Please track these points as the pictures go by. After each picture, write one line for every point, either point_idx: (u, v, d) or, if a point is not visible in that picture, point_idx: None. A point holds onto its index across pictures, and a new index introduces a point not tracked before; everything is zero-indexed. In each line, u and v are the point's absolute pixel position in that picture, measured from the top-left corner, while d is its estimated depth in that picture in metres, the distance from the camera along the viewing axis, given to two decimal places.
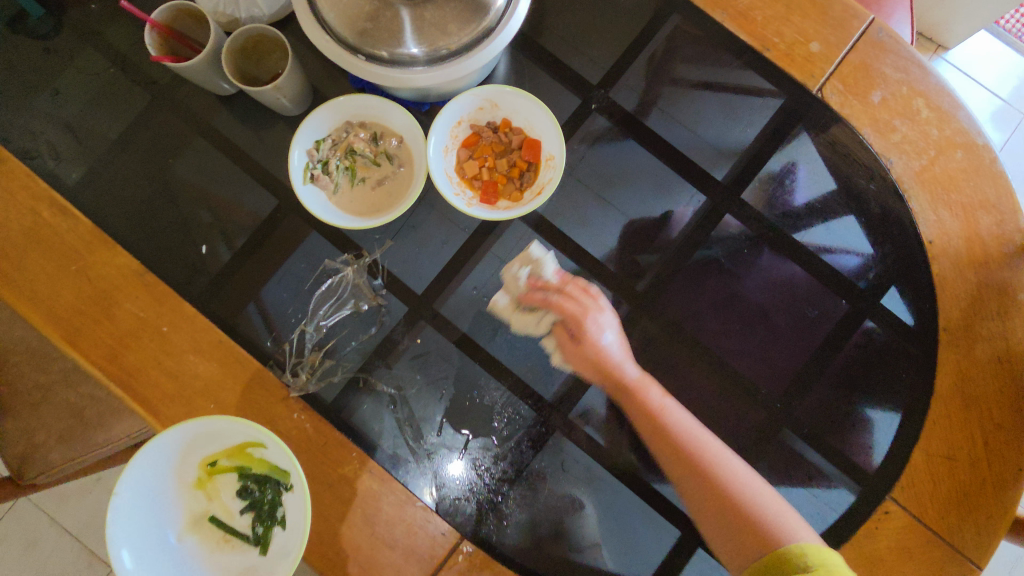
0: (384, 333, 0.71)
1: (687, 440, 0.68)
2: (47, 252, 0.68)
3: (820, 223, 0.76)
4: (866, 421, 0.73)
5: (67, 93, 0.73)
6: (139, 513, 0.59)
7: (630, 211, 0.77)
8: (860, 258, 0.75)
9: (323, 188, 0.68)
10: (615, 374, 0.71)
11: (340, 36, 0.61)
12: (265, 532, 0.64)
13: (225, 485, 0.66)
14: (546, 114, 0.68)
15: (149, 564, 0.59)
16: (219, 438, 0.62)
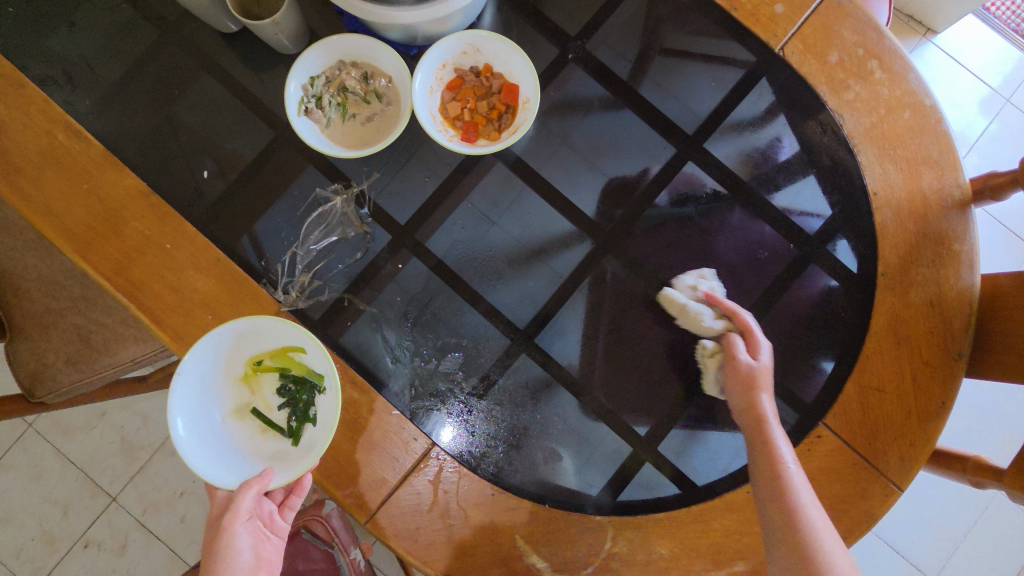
0: (369, 258, 0.77)
1: (796, 503, 0.65)
2: (62, 171, 0.74)
3: (789, 187, 0.80)
4: (816, 369, 0.78)
5: (82, 25, 0.78)
6: (197, 392, 0.71)
7: (605, 154, 0.81)
8: (820, 220, 0.79)
9: (316, 121, 0.74)
10: (760, 427, 0.70)
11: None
12: (298, 426, 0.73)
13: (268, 382, 0.76)
14: (524, 59, 0.73)
15: (203, 435, 0.70)
16: (269, 337, 0.72)
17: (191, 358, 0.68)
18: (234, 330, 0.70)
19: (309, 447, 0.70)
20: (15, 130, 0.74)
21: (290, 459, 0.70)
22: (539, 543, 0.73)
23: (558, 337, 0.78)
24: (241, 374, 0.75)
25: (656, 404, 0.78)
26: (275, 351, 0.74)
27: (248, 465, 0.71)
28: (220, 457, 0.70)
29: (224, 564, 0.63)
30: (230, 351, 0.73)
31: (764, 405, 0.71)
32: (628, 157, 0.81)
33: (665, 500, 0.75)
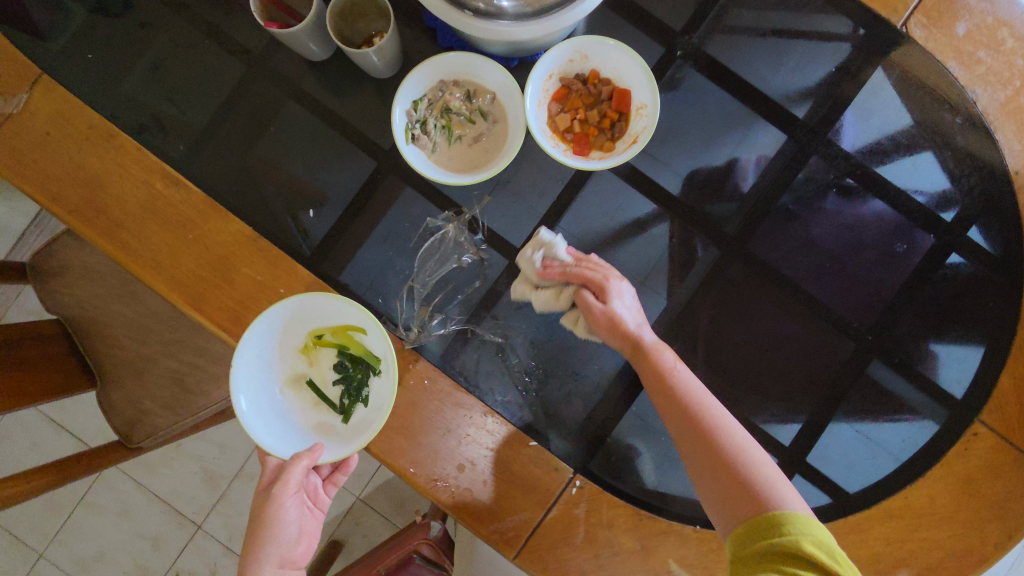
0: (488, 285, 0.75)
1: (707, 417, 0.66)
2: (166, 223, 0.71)
3: (907, 158, 0.76)
4: (933, 356, 0.75)
5: (167, 67, 0.75)
6: (259, 363, 0.69)
7: (718, 148, 0.77)
8: (938, 193, 0.75)
9: (423, 148, 0.71)
10: (645, 355, 0.68)
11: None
12: (350, 405, 0.72)
13: (326, 356, 0.74)
14: (638, 62, 0.68)
15: (260, 403, 0.69)
16: (333, 314, 0.70)
17: (257, 328, 0.66)
18: (298, 305, 0.67)
19: (360, 430, 0.68)
20: (114, 183, 0.71)
21: (339, 440, 0.69)
22: (693, 564, 0.71)
23: (690, 351, 0.76)
24: (302, 345, 0.73)
25: (798, 410, 0.75)
26: (337, 327, 0.72)
27: (300, 439, 0.70)
28: (274, 426, 0.69)
29: (273, 529, 0.66)
30: (293, 324, 0.70)
31: (646, 335, 0.69)
32: (737, 154, 0.77)
33: (818, 509, 0.73)
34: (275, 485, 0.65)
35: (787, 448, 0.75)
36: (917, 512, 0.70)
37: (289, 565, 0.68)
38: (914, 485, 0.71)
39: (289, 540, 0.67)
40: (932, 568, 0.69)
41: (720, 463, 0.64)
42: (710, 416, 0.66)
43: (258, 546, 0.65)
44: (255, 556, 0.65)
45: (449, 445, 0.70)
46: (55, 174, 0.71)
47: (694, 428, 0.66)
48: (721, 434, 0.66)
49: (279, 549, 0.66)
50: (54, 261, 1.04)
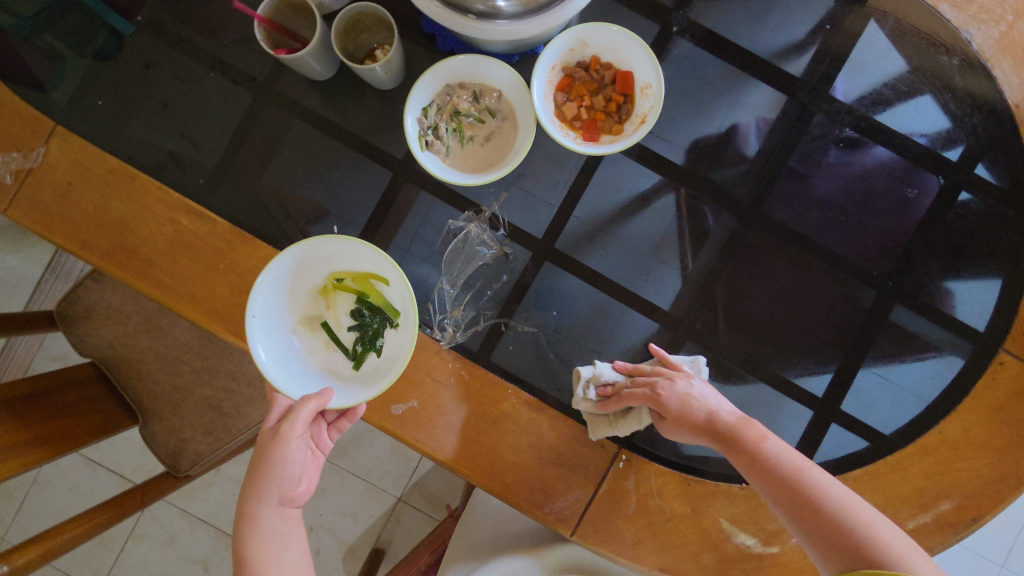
0: (515, 278, 0.77)
1: (811, 488, 0.65)
2: (195, 256, 0.73)
3: (906, 104, 0.77)
4: (949, 295, 0.77)
5: (175, 104, 0.76)
6: (276, 296, 0.71)
7: (721, 117, 0.79)
8: (939, 133, 0.77)
9: (437, 153, 0.72)
10: (727, 435, 0.69)
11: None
12: (362, 353, 0.74)
13: (343, 301, 0.76)
14: (638, 44, 0.69)
15: (276, 339, 0.71)
16: (356, 260, 0.72)
17: (279, 261, 0.68)
18: (323, 244, 0.69)
19: (373, 377, 0.70)
20: (140, 224, 0.73)
21: (350, 387, 0.70)
22: (743, 521, 0.73)
23: (718, 318, 0.78)
24: (321, 286, 0.74)
25: (827, 361, 0.78)
26: (358, 274, 0.74)
27: (311, 379, 0.72)
28: (287, 363, 0.71)
29: (277, 467, 0.67)
30: (313, 263, 0.72)
31: (723, 418, 0.70)
32: (741, 120, 0.79)
33: (857, 454, 0.76)
34: (283, 424, 0.66)
35: (820, 398, 0.78)
36: (952, 445, 0.73)
37: (289, 503, 0.70)
38: (946, 419, 0.74)
39: (290, 480, 0.69)
40: (973, 496, 0.72)
41: (830, 531, 0.63)
42: (813, 485, 0.65)
43: (262, 481, 0.67)
44: (259, 490, 0.67)
45: (497, 435, 0.72)
46: (82, 222, 0.72)
47: (794, 496, 0.65)
48: (828, 502, 0.64)
49: (281, 487, 0.68)
50: (79, 305, 1.05)
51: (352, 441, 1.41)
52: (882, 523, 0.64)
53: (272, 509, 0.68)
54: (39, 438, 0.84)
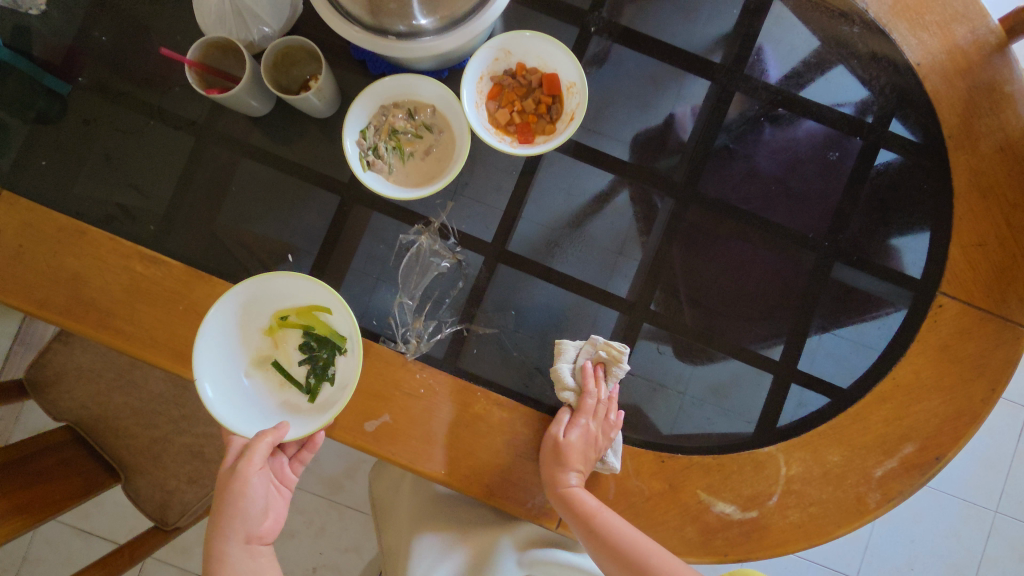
0: (471, 283, 0.79)
1: (628, 556, 0.70)
2: (154, 301, 0.74)
3: (820, 77, 0.82)
4: (896, 252, 0.81)
5: (118, 155, 0.77)
6: (222, 343, 0.72)
7: (650, 106, 0.83)
8: (858, 102, 0.82)
9: (380, 172, 0.75)
10: (568, 498, 0.71)
11: (356, 16, 0.66)
12: (316, 384, 0.76)
13: (291, 337, 0.77)
14: (558, 47, 0.73)
15: (228, 384, 0.72)
16: (298, 294, 0.74)
17: (224, 305, 0.70)
18: (264, 283, 0.71)
19: (327, 405, 0.72)
20: (95, 277, 0.74)
21: (306, 417, 0.72)
22: (720, 489, 0.75)
23: (672, 298, 0.80)
24: (267, 326, 0.76)
25: (780, 325, 0.81)
26: (302, 309, 0.76)
27: (267, 418, 0.73)
28: (242, 407, 0.72)
29: (240, 505, 0.69)
30: (256, 305, 0.74)
31: (572, 481, 0.72)
32: (676, 110, 0.82)
33: (819, 412, 0.79)
34: (240, 461, 0.67)
35: (779, 363, 0.80)
36: (906, 389, 0.77)
37: (257, 540, 0.72)
38: (898, 363, 0.77)
39: (255, 516, 0.70)
40: (932, 435, 0.76)
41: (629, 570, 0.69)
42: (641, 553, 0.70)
43: (226, 522, 0.69)
44: (223, 530, 0.69)
45: (471, 438, 0.74)
46: (39, 280, 0.73)
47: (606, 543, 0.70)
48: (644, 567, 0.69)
49: (245, 525, 0.70)
50: (48, 370, 1.04)
51: (345, 474, 1.40)
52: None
53: (239, 546, 0.70)
54: (14, 506, 0.83)
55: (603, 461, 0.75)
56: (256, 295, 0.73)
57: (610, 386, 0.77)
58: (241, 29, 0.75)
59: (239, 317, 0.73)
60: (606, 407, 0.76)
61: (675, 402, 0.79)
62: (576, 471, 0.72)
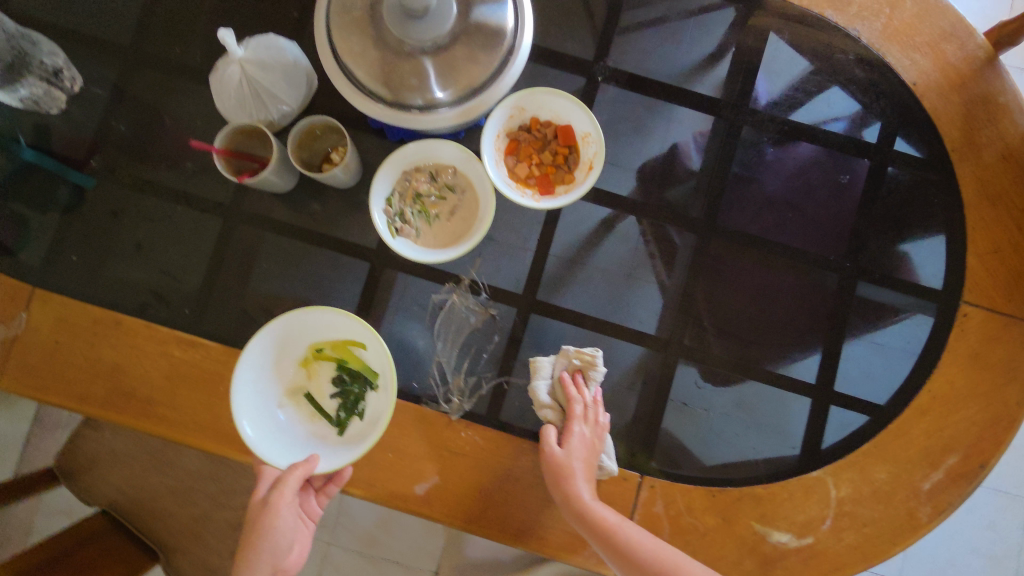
0: (507, 336, 0.80)
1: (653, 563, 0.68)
2: (195, 385, 0.74)
3: (820, 104, 0.85)
4: (913, 266, 0.83)
5: (148, 243, 0.79)
6: (259, 372, 0.73)
7: (656, 141, 0.85)
8: (847, 119, 0.85)
9: (409, 237, 0.76)
10: (581, 511, 0.70)
11: (376, 92, 0.66)
12: (346, 419, 0.75)
13: (324, 370, 0.78)
14: (571, 100, 0.75)
15: (263, 413, 0.72)
16: (334, 328, 0.75)
17: (264, 334, 0.71)
18: (302, 315, 0.72)
19: (358, 440, 0.72)
20: (134, 366, 0.74)
21: (335, 450, 0.72)
22: (774, 519, 0.76)
23: (702, 330, 0.82)
24: (302, 357, 0.77)
25: (812, 348, 0.82)
26: (338, 342, 0.77)
27: (296, 449, 0.73)
28: (274, 436, 0.72)
29: (269, 541, 0.69)
30: (293, 337, 0.75)
31: (583, 491, 0.71)
32: (679, 140, 0.85)
33: (860, 431, 0.80)
34: (272, 494, 0.68)
35: (816, 386, 0.82)
36: (942, 401, 0.78)
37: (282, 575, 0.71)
38: (931, 375, 0.79)
39: (282, 551, 0.70)
40: (973, 444, 0.77)
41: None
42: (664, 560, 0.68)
43: (254, 557, 0.68)
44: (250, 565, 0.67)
45: (522, 490, 0.75)
46: (78, 375, 0.73)
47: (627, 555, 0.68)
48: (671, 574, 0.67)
49: (273, 560, 0.69)
50: (79, 456, 1.04)
51: (380, 528, 1.39)
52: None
53: None
54: None
55: (603, 468, 0.75)
56: (294, 326, 0.74)
57: (593, 390, 0.78)
58: (260, 108, 0.76)
59: (275, 347, 0.74)
60: (595, 410, 0.77)
61: (718, 433, 0.80)
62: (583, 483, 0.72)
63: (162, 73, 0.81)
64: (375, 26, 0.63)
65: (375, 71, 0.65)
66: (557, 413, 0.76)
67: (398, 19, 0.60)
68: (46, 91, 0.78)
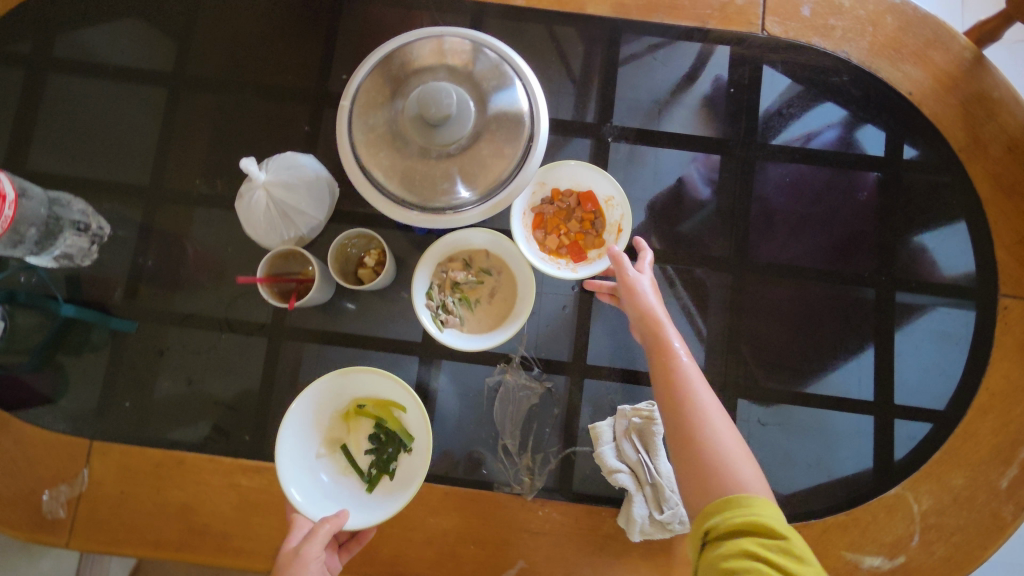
0: (565, 405, 0.80)
1: (702, 406, 0.63)
2: (265, 512, 0.73)
3: (818, 120, 0.87)
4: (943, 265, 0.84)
5: (196, 375, 0.79)
6: (303, 422, 0.71)
7: (664, 179, 0.87)
8: (839, 124, 0.87)
9: (455, 326, 0.77)
10: (654, 335, 0.68)
11: (409, 200, 0.67)
12: (377, 477, 0.73)
13: (365, 426, 0.76)
14: (590, 168, 0.79)
15: (302, 462, 0.71)
16: (378, 389, 0.73)
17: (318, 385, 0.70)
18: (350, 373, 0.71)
19: (388, 501, 0.69)
20: (203, 502, 0.74)
21: (365, 507, 0.69)
22: (861, 543, 0.76)
23: (752, 366, 0.83)
24: (344, 412, 0.75)
25: (863, 364, 0.83)
26: (380, 401, 0.75)
27: (326, 500, 0.70)
28: (309, 486, 0.70)
29: None
30: (339, 392, 0.73)
31: (663, 321, 0.69)
32: (683, 172, 0.87)
33: (927, 439, 0.80)
34: (302, 542, 0.63)
35: (874, 402, 0.83)
36: (1002, 396, 0.78)
37: None
38: (985, 373, 0.80)
39: None
40: None
41: (695, 416, 0.62)
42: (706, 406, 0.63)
43: None
44: None
45: (609, 559, 0.75)
46: (150, 522, 0.73)
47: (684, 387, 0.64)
48: (709, 423, 0.62)
49: None
50: None
51: None
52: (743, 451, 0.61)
53: None
54: None
55: (682, 520, 0.74)
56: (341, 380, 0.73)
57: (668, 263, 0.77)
58: (290, 227, 0.77)
59: (320, 398, 0.73)
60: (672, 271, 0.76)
61: (788, 465, 0.80)
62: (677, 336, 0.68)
63: (185, 205, 0.82)
64: (401, 139, 0.65)
65: (405, 180, 0.66)
66: (634, 449, 0.76)
67: (422, 130, 0.61)
68: (82, 246, 0.80)
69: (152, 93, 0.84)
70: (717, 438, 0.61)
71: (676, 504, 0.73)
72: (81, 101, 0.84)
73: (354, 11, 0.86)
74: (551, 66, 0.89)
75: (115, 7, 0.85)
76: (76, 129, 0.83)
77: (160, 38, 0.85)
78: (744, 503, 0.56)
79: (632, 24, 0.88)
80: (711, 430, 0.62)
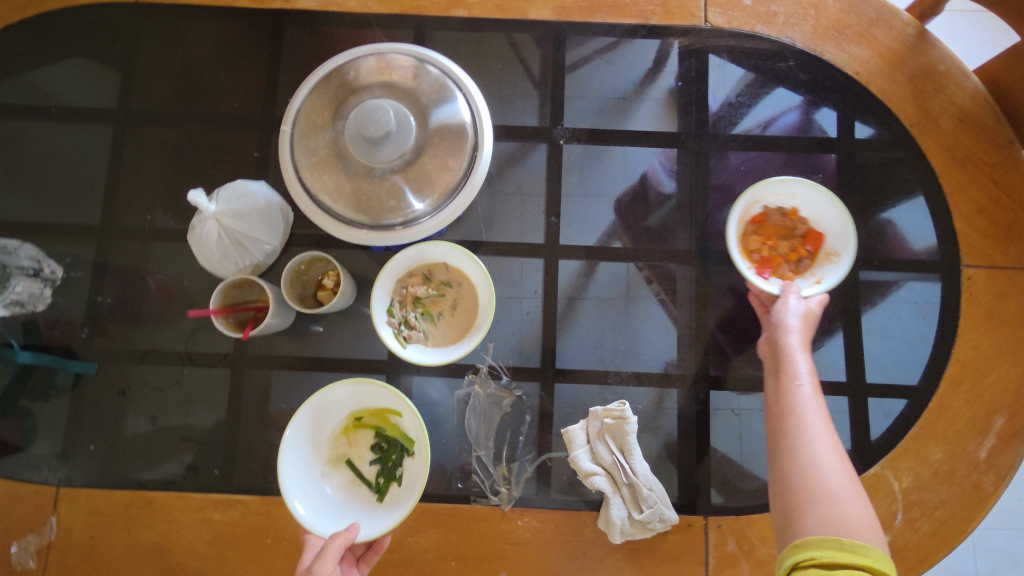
0: (537, 413, 0.80)
1: (810, 436, 0.63)
2: (240, 545, 0.72)
3: (771, 106, 0.87)
4: (904, 239, 0.84)
5: (162, 412, 0.78)
6: (302, 442, 0.70)
7: (624, 177, 0.87)
8: (795, 106, 0.87)
9: (419, 341, 0.76)
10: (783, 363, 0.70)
11: (357, 220, 0.67)
12: (386, 484, 0.72)
13: (364, 437, 0.75)
14: (839, 208, 0.76)
15: (305, 481, 0.70)
16: (371, 398, 0.72)
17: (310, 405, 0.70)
18: (340, 386, 0.70)
19: (397, 508, 0.68)
20: (177, 540, 0.72)
21: (376, 519, 0.68)
22: None
23: (726, 356, 0.82)
24: (341, 426, 0.74)
25: (833, 346, 0.83)
26: (376, 410, 0.74)
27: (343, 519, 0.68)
28: (314, 501, 0.70)
29: None
30: (334, 407, 0.72)
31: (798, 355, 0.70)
32: (648, 168, 0.87)
33: (903, 416, 0.79)
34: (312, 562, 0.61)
35: (847, 383, 0.82)
36: (972, 367, 0.78)
37: None
38: (955, 345, 0.80)
39: None
40: (1016, 403, 0.77)
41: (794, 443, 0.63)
42: (813, 437, 0.63)
43: None
44: None
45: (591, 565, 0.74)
46: (124, 565, 0.72)
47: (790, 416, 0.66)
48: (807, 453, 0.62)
49: None
50: None
51: None
52: (845, 484, 0.60)
53: None
54: None
55: (662, 518, 0.74)
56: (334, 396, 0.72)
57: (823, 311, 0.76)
58: (245, 255, 0.76)
59: (317, 415, 0.71)
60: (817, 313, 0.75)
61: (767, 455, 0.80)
62: (810, 370, 0.69)
63: (139, 241, 0.81)
64: (344, 160, 0.66)
65: (352, 200, 0.66)
66: (611, 450, 0.75)
67: (363, 149, 0.61)
68: (36, 291, 0.79)
69: (99, 131, 0.83)
70: (824, 469, 0.60)
71: (656, 503, 0.73)
72: (29, 144, 0.83)
73: (296, 33, 0.85)
74: (500, 72, 0.89)
75: (54, 48, 0.85)
76: (27, 173, 0.83)
77: (104, 75, 0.84)
78: (851, 540, 0.54)
79: (576, 25, 0.88)
80: (817, 460, 0.61)
